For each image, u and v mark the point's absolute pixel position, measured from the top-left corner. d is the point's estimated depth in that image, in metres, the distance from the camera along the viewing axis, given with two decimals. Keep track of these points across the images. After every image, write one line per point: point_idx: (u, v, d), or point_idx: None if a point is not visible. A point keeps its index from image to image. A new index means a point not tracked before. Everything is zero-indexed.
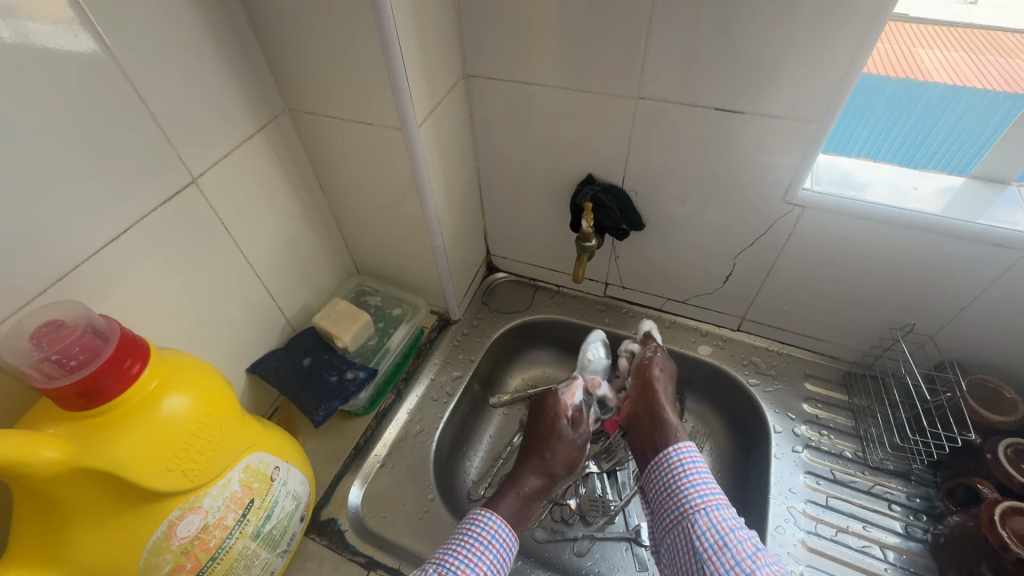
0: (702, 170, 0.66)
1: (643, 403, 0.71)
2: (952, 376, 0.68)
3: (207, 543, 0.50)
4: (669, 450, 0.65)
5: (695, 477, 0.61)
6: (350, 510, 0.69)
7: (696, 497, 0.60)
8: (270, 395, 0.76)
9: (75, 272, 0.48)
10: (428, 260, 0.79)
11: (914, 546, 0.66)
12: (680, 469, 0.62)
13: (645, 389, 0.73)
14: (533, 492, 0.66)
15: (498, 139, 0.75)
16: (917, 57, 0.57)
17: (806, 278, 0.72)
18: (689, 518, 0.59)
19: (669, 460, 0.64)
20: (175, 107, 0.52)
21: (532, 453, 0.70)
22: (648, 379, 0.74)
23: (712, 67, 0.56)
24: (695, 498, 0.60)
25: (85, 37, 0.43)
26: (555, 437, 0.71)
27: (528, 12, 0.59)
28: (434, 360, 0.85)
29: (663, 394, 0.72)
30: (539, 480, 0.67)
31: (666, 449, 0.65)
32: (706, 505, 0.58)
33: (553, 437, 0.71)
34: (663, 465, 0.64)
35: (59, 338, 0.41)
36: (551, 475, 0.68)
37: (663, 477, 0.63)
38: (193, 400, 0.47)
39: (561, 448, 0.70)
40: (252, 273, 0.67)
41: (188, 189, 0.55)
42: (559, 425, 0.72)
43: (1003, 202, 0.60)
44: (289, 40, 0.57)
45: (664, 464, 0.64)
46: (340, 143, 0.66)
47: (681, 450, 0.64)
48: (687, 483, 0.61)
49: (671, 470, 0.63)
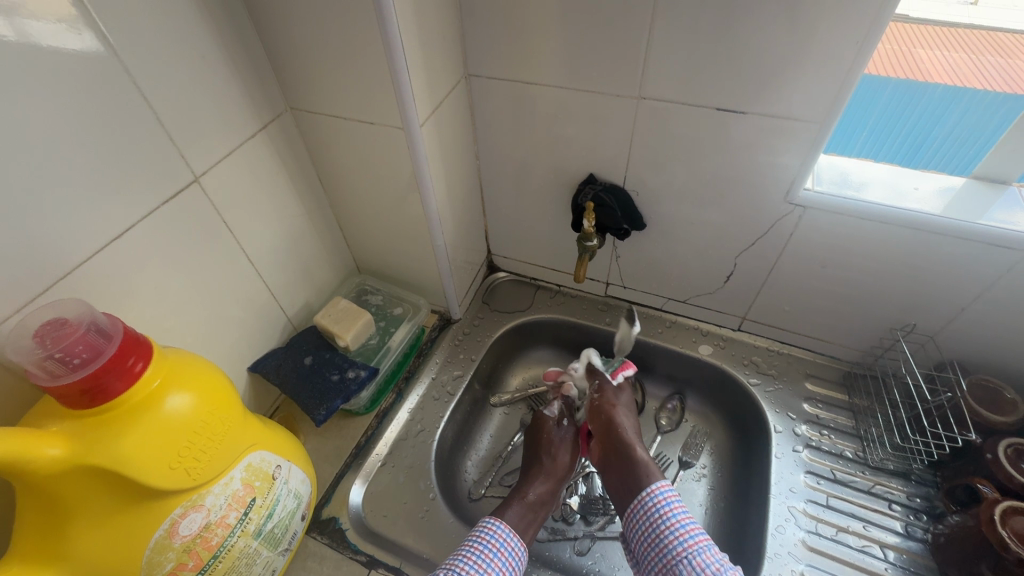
0: (703, 171, 0.66)
1: (612, 441, 0.72)
2: (953, 376, 0.68)
3: (209, 541, 0.50)
4: (645, 493, 0.65)
5: (674, 521, 0.62)
6: (351, 509, 0.69)
7: (678, 543, 0.60)
8: (271, 394, 0.76)
9: (78, 269, 0.48)
10: (429, 259, 0.79)
11: (914, 546, 0.66)
12: (658, 514, 0.63)
13: (611, 427, 0.73)
14: (540, 504, 0.68)
15: (500, 138, 0.75)
16: (916, 56, 0.57)
17: (807, 278, 0.72)
18: (675, 567, 0.59)
19: (645, 506, 0.64)
20: (178, 107, 0.52)
21: (534, 463, 0.73)
22: (608, 418, 0.74)
23: (712, 66, 0.56)
24: (677, 545, 0.60)
25: (88, 35, 0.43)
26: (550, 452, 0.73)
27: (530, 12, 0.59)
28: (435, 359, 0.85)
29: (629, 429, 0.73)
30: (545, 492, 0.70)
31: (645, 492, 0.65)
32: (689, 551, 0.59)
33: (553, 446, 0.74)
34: (639, 514, 0.64)
35: (63, 335, 0.41)
36: (557, 488, 0.71)
37: (642, 526, 0.64)
38: (194, 398, 0.47)
39: (562, 458, 0.73)
40: (254, 272, 0.67)
41: (191, 187, 0.55)
42: (558, 436, 0.75)
43: (1003, 203, 0.60)
44: (291, 39, 0.57)
45: (641, 511, 0.64)
46: (341, 142, 0.66)
47: (655, 494, 0.65)
48: (668, 529, 0.61)
49: (650, 517, 0.63)
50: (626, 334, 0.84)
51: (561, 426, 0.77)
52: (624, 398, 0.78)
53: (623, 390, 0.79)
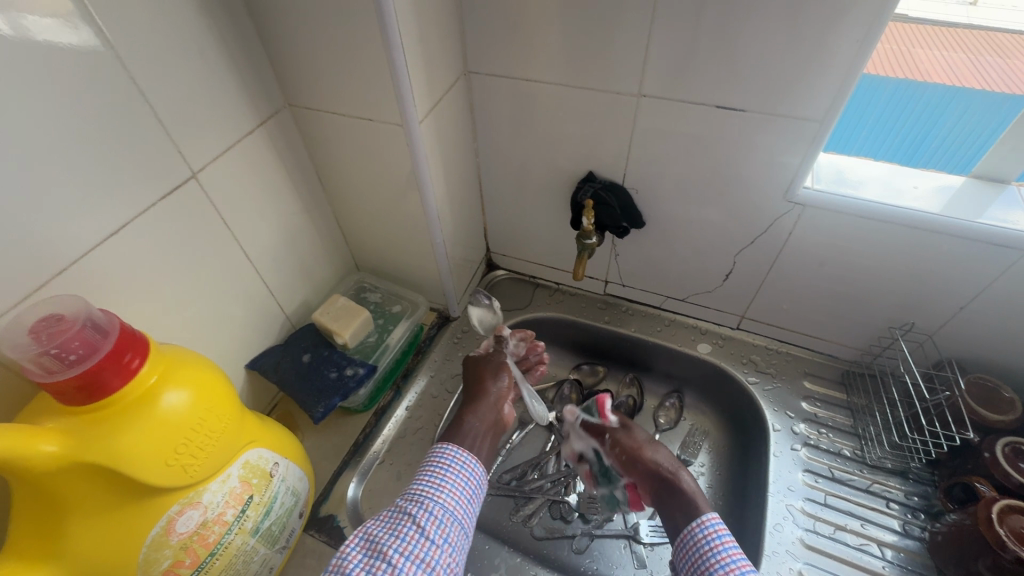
0: (704, 169, 0.66)
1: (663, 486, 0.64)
2: (952, 375, 0.68)
3: (206, 538, 0.50)
4: (694, 525, 0.58)
5: (723, 554, 0.54)
6: (349, 506, 0.69)
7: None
8: (269, 391, 0.76)
9: (76, 264, 0.47)
10: (427, 256, 0.78)
11: (911, 544, 0.66)
12: (707, 547, 0.56)
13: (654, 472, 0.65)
14: (487, 423, 0.67)
15: (499, 135, 0.75)
16: (915, 57, 0.59)
17: (806, 277, 0.72)
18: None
19: (693, 538, 0.57)
20: (175, 103, 0.51)
21: (480, 391, 0.71)
22: (645, 466, 0.66)
23: (712, 63, 0.56)
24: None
25: (85, 29, 0.42)
26: (488, 376, 0.73)
27: (531, 9, 0.59)
28: (434, 357, 0.85)
29: (669, 464, 0.65)
30: (490, 414, 0.68)
31: (690, 526, 0.58)
32: None
33: (491, 373, 0.73)
34: (688, 543, 0.57)
35: (58, 331, 0.41)
36: (498, 407, 0.70)
37: (689, 556, 0.57)
38: (191, 395, 0.47)
39: (500, 382, 0.72)
40: (252, 268, 0.67)
41: (189, 183, 0.55)
42: (492, 362, 0.75)
43: (1002, 202, 0.60)
44: (289, 35, 0.56)
45: (689, 542, 0.57)
46: (340, 138, 0.66)
47: (705, 525, 0.57)
48: (715, 564, 0.54)
49: (697, 549, 0.56)
50: (483, 315, 0.83)
51: (495, 354, 0.76)
52: (637, 428, 0.71)
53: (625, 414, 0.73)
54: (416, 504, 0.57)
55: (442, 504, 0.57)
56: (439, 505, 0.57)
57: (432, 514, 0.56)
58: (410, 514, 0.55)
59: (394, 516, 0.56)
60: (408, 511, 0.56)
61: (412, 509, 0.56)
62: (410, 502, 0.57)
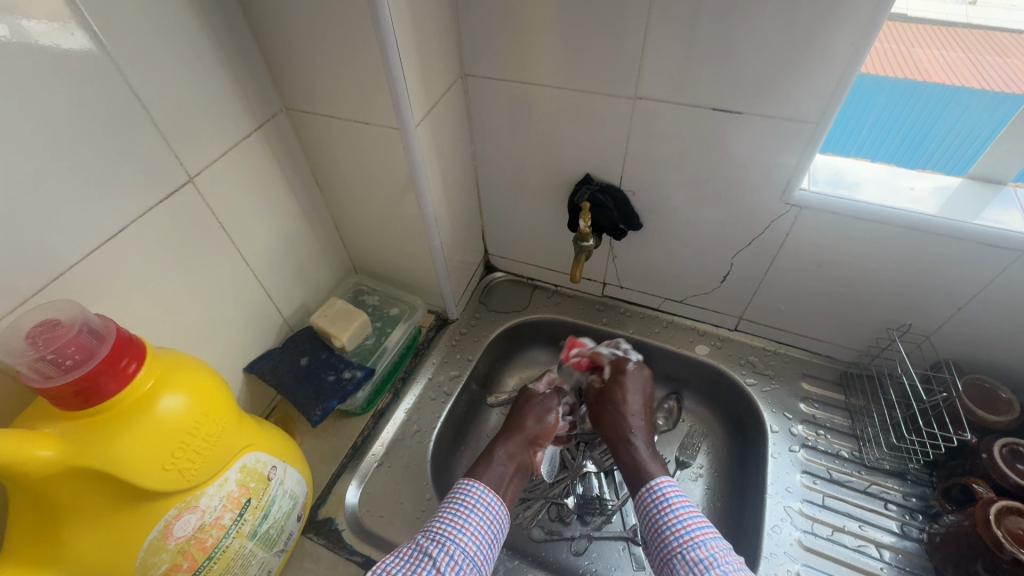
0: (700, 171, 0.66)
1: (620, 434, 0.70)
2: (949, 376, 0.68)
3: (203, 542, 0.50)
4: (646, 489, 0.63)
5: (672, 517, 0.59)
6: (347, 509, 0.69)
7: (674, 539, 0.58)
8: (267, 394, 0.76)
9: (73, 269, 0.48)
10: (425, 258, 0.79)
11: (910, 545, 0.66)
12: (657, 508, 0.61)
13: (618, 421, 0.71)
14: (514, 466, 0.69)
15: (496, 138, 0.75)
16: (914, 56, 0.58)
17: (803, 278, 0.72)
18: (669, 562, 0.57)
19: (646, 499, 0.62)
20: (172, 107, 0.52)
21: (515, 432, 0.72)
22: (612, 413, 0.72)
23: (709, 64, 0.56)
24: (673, 540, 0.58)
25: (80, 34, 0.43)
26: (532, 417, 0.74)
27: (527, 13, 0.59)
28: (433, 359, 0.85)
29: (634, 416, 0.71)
30: (520, 456, 0.70)
31: (648, 486, 0.63)
32: (682, 547, 0.57)
33: (535, 413, 0.75)
34: (642, 506, 0.63)
35: (55, 337, 0.41)
36: (531, 450, 0.71)
37: (643, 512, 0.62)
38: (189, 399, 0.47)
39: (541, 425, 0.74)
40: (250, 271, 0.67)
41: (185, 188, 0.55)
42: (541, 404, 0.76)
43: (999, 202, 0.60)
44: (285, 39, 0.57)
45: (642, 504, 0.63)
46: (337, 142, 0.66)
47: (654, 490, 0.62)
48: (664, 524, 0.59)
49: (649, 510, 0.62)
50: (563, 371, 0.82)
51: (549, 397, 0.77)
52: (614, 392, 0.73)
53: (626, 378, 0.74)
54: (436, 546, 0.56)
55: (462, 548, 0.57)
56: (459, 548, 0.56)
57: (453, 559, 0.55)
58: (429, 557, 0.55)
59: (412, 556, 0.55)
60: (428, 552, 0.55)
61: (433, 550, 0.55)
62: (430, 542, 0.56)
